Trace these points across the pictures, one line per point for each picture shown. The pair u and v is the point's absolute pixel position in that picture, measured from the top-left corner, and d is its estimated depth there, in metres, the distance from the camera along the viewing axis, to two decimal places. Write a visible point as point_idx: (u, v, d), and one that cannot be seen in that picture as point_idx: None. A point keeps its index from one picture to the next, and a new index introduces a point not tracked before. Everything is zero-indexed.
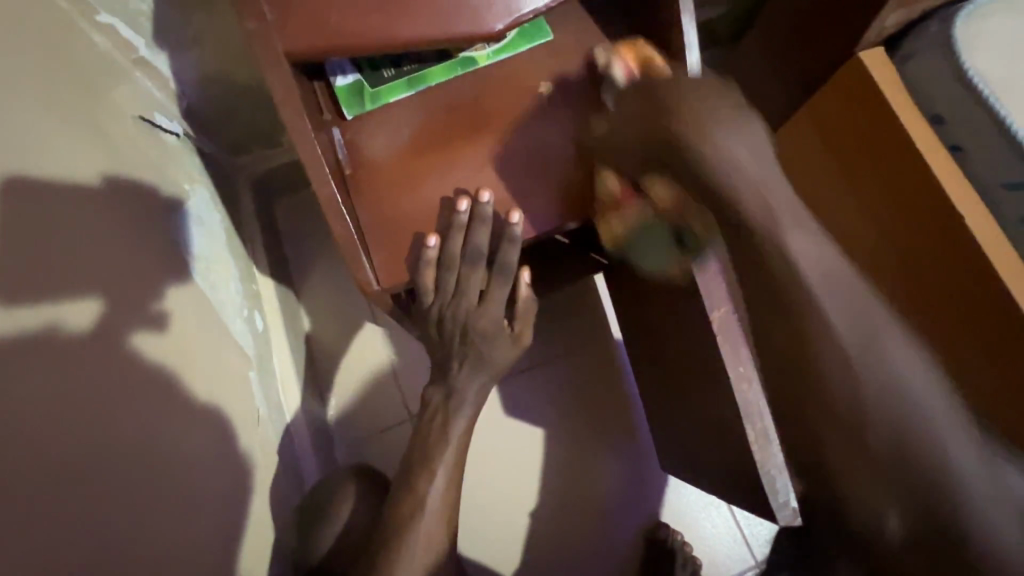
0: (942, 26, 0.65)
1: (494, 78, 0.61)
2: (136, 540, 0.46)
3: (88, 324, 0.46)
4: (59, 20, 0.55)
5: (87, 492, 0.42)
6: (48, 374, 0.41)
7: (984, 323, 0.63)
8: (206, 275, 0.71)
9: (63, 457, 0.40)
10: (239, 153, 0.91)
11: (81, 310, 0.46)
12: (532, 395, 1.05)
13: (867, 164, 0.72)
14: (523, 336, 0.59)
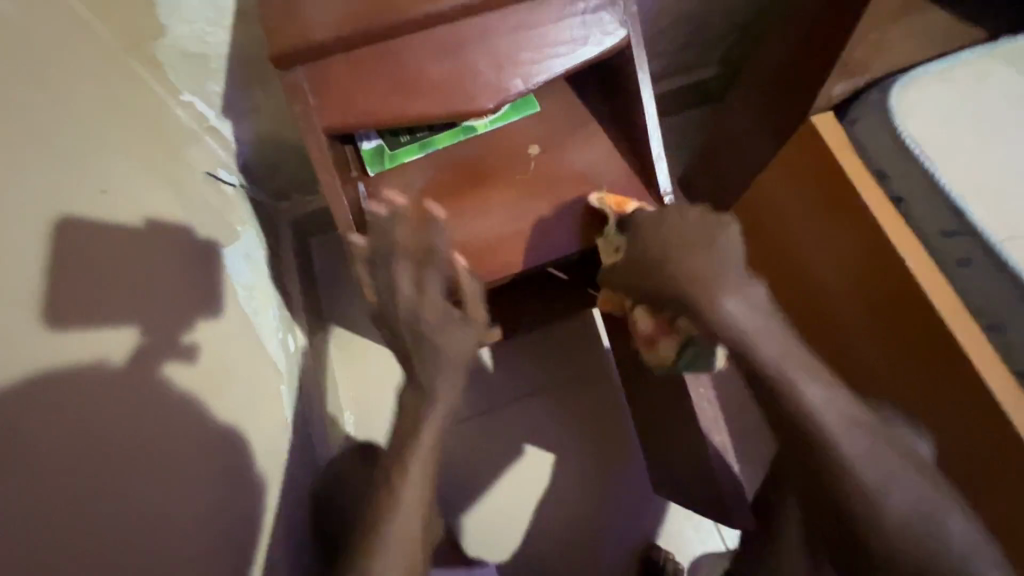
0: (882, 94, 0.75)
1: (491, 142, 0.73)
2: (189, 519, 0.56)
3: (128, 350, 0.52)
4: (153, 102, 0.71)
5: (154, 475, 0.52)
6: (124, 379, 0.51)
7: (940, 368, 0.72)
8: (251, 303, 0.84)
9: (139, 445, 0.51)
10: (280, 198, 1.06)
11: (123, 338, 0.52)
12: (535, 419, 1.13)
13: (836, 218, 0.82)
14: (476, 316, 0.63)
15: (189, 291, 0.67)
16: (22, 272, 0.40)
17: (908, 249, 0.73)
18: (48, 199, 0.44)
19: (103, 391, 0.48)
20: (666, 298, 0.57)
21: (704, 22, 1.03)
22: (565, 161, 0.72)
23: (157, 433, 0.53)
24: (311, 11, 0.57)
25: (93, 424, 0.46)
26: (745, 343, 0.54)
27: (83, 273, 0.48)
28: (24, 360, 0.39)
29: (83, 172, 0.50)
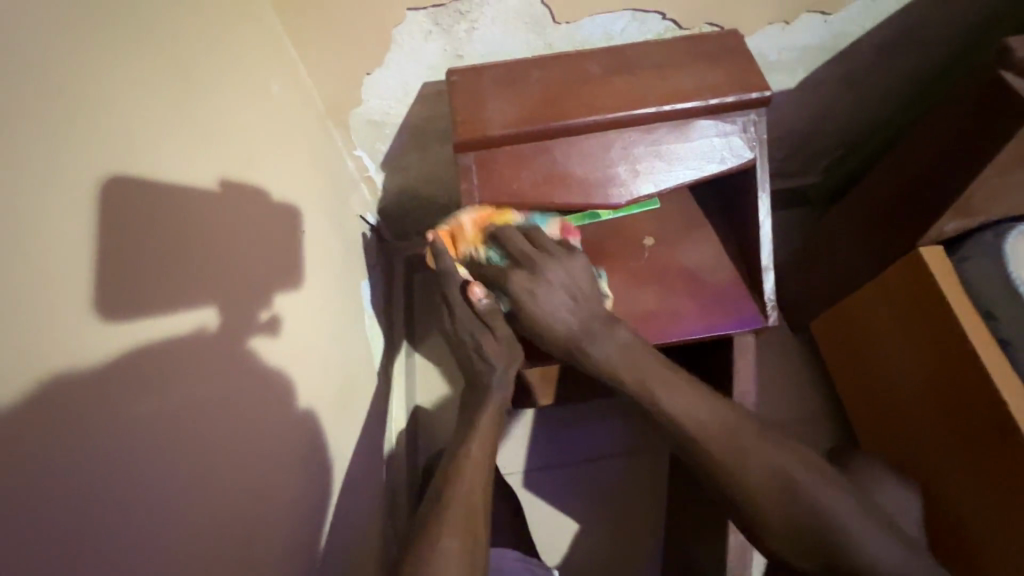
0: (995, 238, 0.78)
1: (611, 229, 0.81)
2: (293, 512, 0.64)
3: (211, 318, 0.52)
4: (330, 151, 0.86)
5: (277, 467, 0.61)
6: (269, 378, 0.61)
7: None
8: (371, 330, 0.99)
9: (272, 439, 0.61)
10: (402, 238, 1.20)
11: (204, 313, 0.51)
12: (567, 487, 1.13)
13: (925, 334, 0.84)
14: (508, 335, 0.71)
15: (326, 320, 0.80)
16: (71, 215, 0.37)
17: (1003, 379, 0.74)
18: (100, 152, 0.40)
19: (251, 385, 0.57)
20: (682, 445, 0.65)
21: (814, 138, 1.10)
22: (676, 256, 0.79)
23: (283, 446, 0.63)
24: (484, 114, 0.70)
25: (248, 435, 0.56)
26: (665, 409, 0.66)
27: (153, 241, 0.45)
28: (98, 344, 0.38)
29: (183, 141, 0.50)
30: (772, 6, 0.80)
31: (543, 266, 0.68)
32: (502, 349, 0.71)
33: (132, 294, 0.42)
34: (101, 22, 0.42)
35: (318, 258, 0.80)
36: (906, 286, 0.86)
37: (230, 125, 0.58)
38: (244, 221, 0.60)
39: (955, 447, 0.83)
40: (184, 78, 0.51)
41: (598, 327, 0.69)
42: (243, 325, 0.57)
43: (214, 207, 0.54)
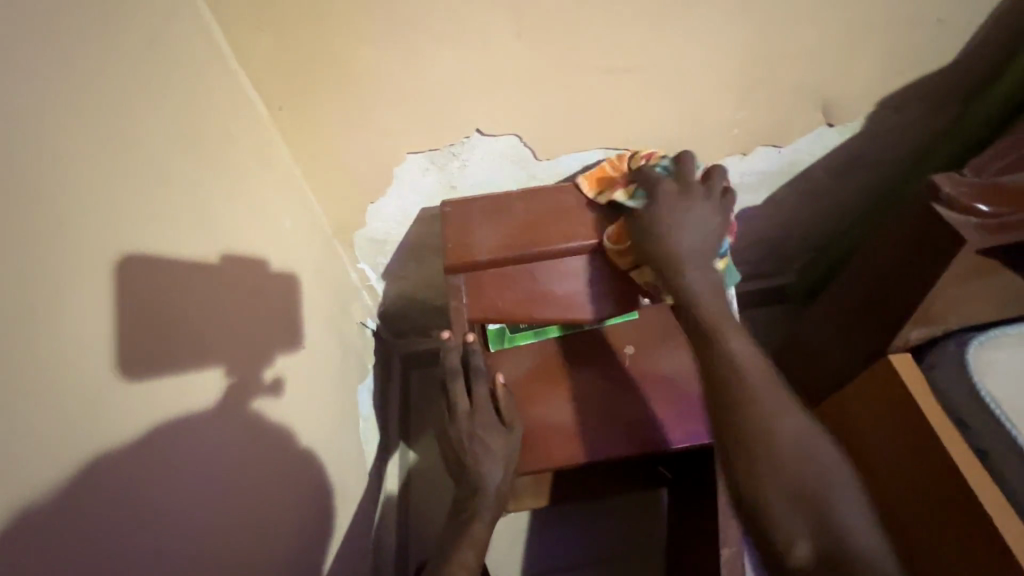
0: (957, 347, 0.82)
1: (593, 338, 0.86)
2: None
3: (199, 389, 0.56)
4: (334, 263, 0.94)
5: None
6: (250, 485, 0.63)
7: None
8: (365, 431, 1.01)
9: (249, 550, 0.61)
10: (400, 337, 1.26)
11: (197, 375, 0.56)
12: None
13: (908, 444, 0.85)
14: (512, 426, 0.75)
15: (322, 431, 0.83)
16: (93, 316, 0.42)
17: (986, 496, 0.73)
18: (121, 234, 0.46)
19: (231, 490, 0.59)
20: (723, 423, 0.59)
21: (784, 244, 1.18)
22: (656, 364, 0.83)
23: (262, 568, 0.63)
24: (473, 241, 0.78)
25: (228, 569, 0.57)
26: (735, 367, 0.59)
27: (157, 311, 0.50)
28: (111, 423, 0.43)
29: (187, 228, 0.55)
30: (728, 143, 0.91)
31: (672, 195, 0.69)
32: (500, 458, 0.73)
33: (129, 365, 0.46)
34: (133, 139, 0.48)
35: (316, 368, 0.84)
36: (886, 394, 0.88)
37: (236, 204, 0.65)
38: (240, 326, 0.65)
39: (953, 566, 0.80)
40: (204, 166, 0.59)
41: (698, 259, 0.66)
42: (229, 436, 0.60)
43: (212, 285, 0.60)
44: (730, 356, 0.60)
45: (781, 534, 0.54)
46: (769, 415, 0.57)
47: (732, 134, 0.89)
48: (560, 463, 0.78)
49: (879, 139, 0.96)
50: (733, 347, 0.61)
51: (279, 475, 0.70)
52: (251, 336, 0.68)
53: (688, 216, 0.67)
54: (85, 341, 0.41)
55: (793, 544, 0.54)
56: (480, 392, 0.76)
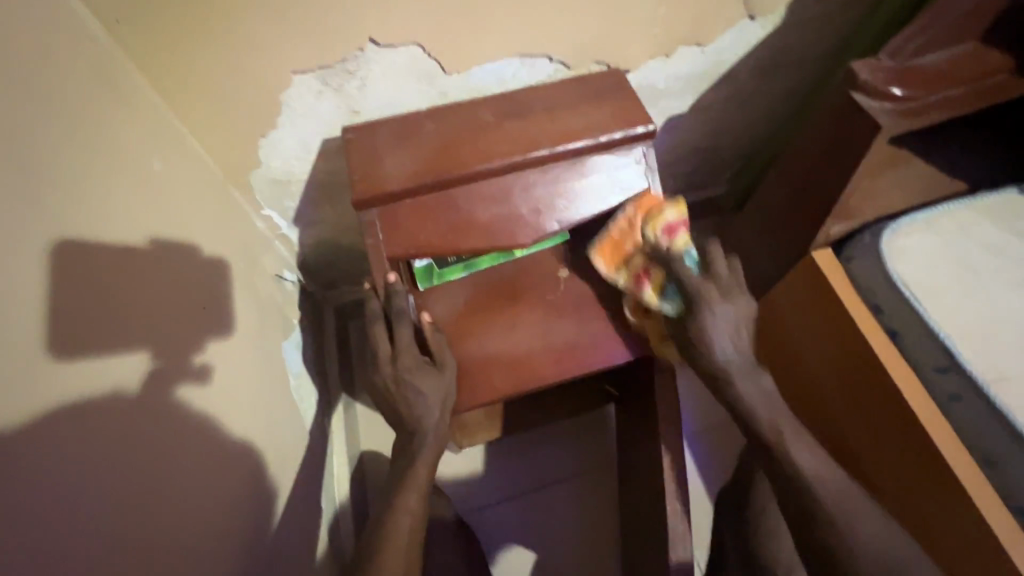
0: (873, 238, 0.85)
1: (525, 265, 0.83)
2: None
3: (133, 379, 0.53)
4: (235, 212, 0.84)
5: (186, 551, 0.56)
6: (175, 457, 0.57)
7: (928, 481, 0.76)
8: (299, 391, 0.95)
9: (180, 523, 0.56)
10: (329, 288, 1.18)
11: (131, 364, 0.53)
12: (519, 519, 1.12)
13: (829, 336, 0.89)
14: (445, 364, 0.73)
15: (250, 396, 0.77)
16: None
17: (896, 373, 0.78)
18: (39, 220, 0.44)
19: (154, 462, 0.54)
20: (698, 365, 0.67)
21: (712, 154, 1.17)
22: (590, 286, 0.81)
23: (202, 552, 0.59)
24: (384, 172, 0.71)
25: (164, 558, 0.53)
26: (705, 341, 0.66)
27: (82, 303, 0.47)
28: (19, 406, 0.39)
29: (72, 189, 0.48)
30: (650, 44, 0.86)
31: (717, 301, 0.66)
32: (434, 395, 0.70)
33: (69, 350, 0.45)
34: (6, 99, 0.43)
35: (234, 332, 0.76)
36: (809, 290, 0.91)
37: (152, 187, 0.62)
38: (143, 285, 0.57)
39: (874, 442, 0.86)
40: (108, 146, 0.55)
41: (738, 316, 0.67)
42: (138, 408, 0.53)
43: (131, 270, 0.56)
44: (728, 378, 0.66)
45: (828, 527, 0.57)
46: (744, 393, 0.65)
47: (654, 34, 0.84)
48: (496, 396, 0.75)
49: (802, 32, 0.93)
50: (706, 325, 0.66)
51: (207, 442, 0.64)
52: (174, 316, 0.62)
53: (740, 338, 0.66)
54: (20, 330, 0.41)
55: (838, 534, 0.56)
56: (403, 336, 0.71)
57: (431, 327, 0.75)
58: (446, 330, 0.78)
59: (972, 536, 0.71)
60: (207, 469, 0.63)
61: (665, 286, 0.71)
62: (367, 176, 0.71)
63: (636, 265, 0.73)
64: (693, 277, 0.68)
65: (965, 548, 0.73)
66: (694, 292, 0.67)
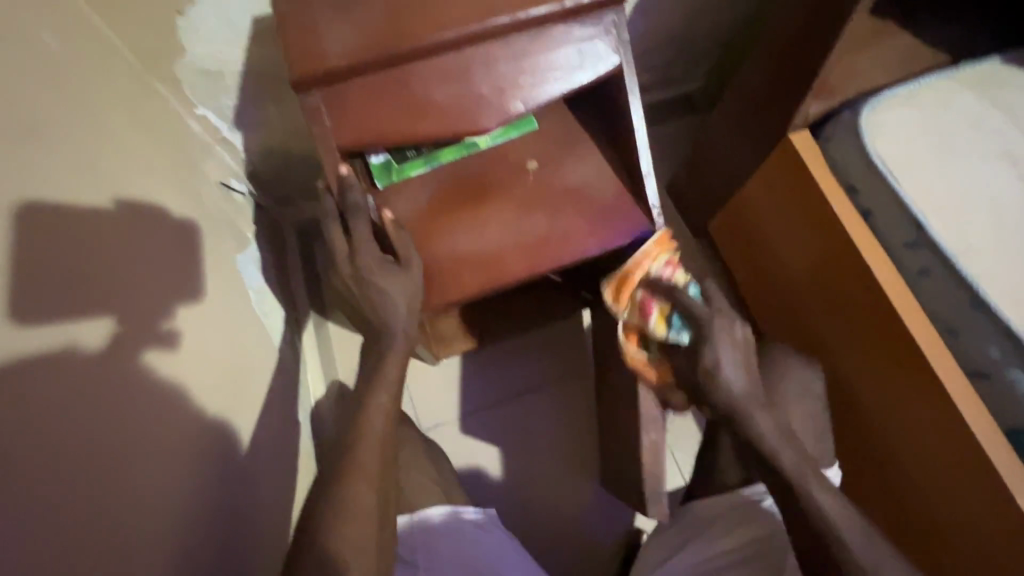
0: (854, 114, 0.81)
1: (492, 157, 0.78)
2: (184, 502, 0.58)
3: (97, 345, 0.51)
4: (163, 109, 0.75)
5: (150, 456, 0.54)
6: (125, 365, 0.54)
7: (887, 354, 0.79)
8: (262, 307, 0.91)
9: (141, 430, 0.54)
10: (285, 204, 1.10)
11: (93, 327, 0.51)
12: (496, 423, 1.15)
13: (802, 221, 0.88)
14: (408, 263, 0.68)
15: (206, 308, 0.72)
16: None
17: (866, 251, 0.79)
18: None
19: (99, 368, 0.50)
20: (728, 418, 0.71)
21: (688, 40, 1.10)
22: (561, 177, 0.77)
23: (172, 462, 0.57)
24: (326, 48, 0.63)
25: (122, 470, 0.50)
26: (733, 411, 0.69)
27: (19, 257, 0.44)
28: None
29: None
30: None
31: (724, 330, 0.70)
32: (398, 295, 0.67)
33: (33, 315, 0.44)
34: None
35: (178, 244, 0.70)
36: (785, 177, 0.89)
37: (93, 145, 0.57)
38: (63, 188, 0.51)
39: (839, 327, 0.87)
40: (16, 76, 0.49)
41: (746, 394, 0.69)
42: (74, 313, 0.49)
43: (74, 217, 0.52)
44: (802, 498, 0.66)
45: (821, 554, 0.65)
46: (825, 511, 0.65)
47: None
48: (465, 293, 0.72)
49: None
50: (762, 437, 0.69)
51: (163, 354, 0.60)
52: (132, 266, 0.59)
53: (735, 345, 0.70)
54: None
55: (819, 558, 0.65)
56: (363, 232, 0.67)
57: (393, 223, 0.70)
58: (411, 227, 0.74)
59: (928, 401, 0.74)
60: (168, 384, 0.60)
61: (670, 317, 0.73)
62: (307, 53, 0.63)
63: (640, 297, 0.75)
64: (699, 305, 0.71)
65: (919, 417, 0.76)
66: (707, 350, 0.69)
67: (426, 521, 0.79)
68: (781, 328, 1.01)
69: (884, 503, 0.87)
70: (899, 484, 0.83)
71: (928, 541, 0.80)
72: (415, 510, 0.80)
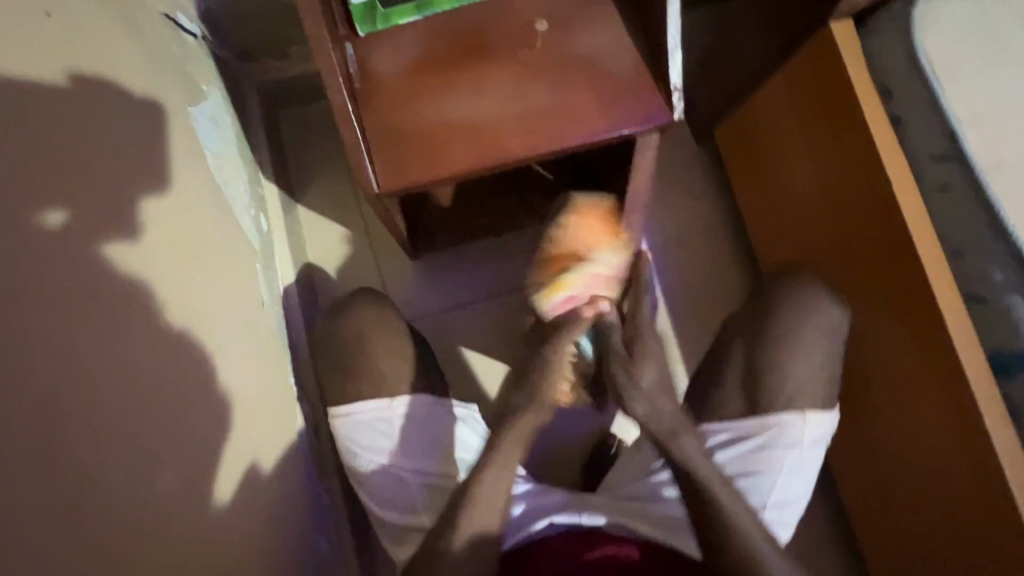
0: (907, 4, 0.72)
1: (495, 12, 0.67)
2: (147, 360, 0.53)
3: (39, 239, 0.44)
4: None
5: (98, 303, 0.48)
6: (54, 201, 0.46)
7: (887, 275, 0.76)
8: (220, 174, 0.79)
9: (81, 276, 0.47)
10: (250, 62, 0.96)
11: (43, 217, 0.45)
12: (474, 324, 1.07)
13: (823, 129, 0.81)
14: (415, 118, 0.64)
15: (150, 158, 0.61)
16: None
17: (890, 162, 0.73)
18: None
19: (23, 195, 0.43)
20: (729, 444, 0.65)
21: None
22: (572, 43, 0.67)
23: (113, 323, 0.50)
24: None
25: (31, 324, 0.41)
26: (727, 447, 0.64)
27: None
28: None
29: None
30: None
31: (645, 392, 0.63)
32: (407, 157, 0.63)
33: None
34: None
35: (110, 67, 0.58)
36: (813, 75, 0.81)
37: (30, 16, 0.48)
38: None
39: (840, 246, 0.84)
40: None
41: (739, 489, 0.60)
42: None
43: None
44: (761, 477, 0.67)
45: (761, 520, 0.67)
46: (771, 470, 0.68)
47: None
48: (453, 170, 0.63)
49: None
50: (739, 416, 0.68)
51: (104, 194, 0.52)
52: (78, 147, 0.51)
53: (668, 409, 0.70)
54: None
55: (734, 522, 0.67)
56: (335, 85, 0.59)
57: (386, 74, 0.64)
58: (396, 89, 0.64)
59: (916, 324, 0.73)
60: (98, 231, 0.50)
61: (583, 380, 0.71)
62: None
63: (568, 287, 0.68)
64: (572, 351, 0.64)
65: (906, 341, 0.75)
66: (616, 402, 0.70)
67: (406, 411, 0.76)
68: (776, 245, 0.97)
69: (851, 424, 0.88)
70: (866, 405, 0.84)
71: (887, 461, 0.83)
72: (394, 398, 0.77)
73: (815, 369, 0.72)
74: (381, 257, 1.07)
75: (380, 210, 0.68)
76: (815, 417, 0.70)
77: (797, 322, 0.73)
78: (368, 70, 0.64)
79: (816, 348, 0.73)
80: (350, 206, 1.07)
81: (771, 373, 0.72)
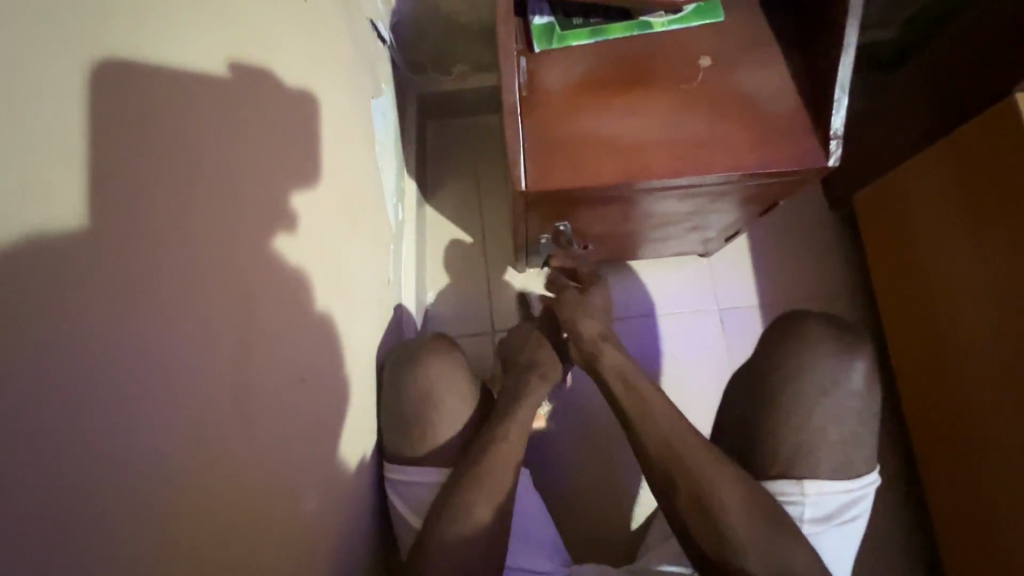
0: None
1: (663, 44, 0.71)
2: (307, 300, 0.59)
3: (260, 178, 0.51)
4: None
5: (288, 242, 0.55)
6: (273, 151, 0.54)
7: None
8: (381, 156, 0.89)
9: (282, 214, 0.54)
10: (416, 72, 1.08)
11: (264, 163, 0.52)
12: None
13: (989, 203, 0.76)
14: (572, 127, 0.68)
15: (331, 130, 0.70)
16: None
17: None
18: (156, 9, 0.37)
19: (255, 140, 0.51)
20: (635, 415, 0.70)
21: None
22: (732, 80, 0.69)
23: (293, 269, 0.56)
24: None
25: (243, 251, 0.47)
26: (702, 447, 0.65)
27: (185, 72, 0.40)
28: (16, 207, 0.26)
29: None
30: None
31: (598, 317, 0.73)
32: (559, 163, 0.67)
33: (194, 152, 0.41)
34: None
35: (327, 64, 0.69)
36: (982, 148, 0.76)
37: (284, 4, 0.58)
38: None
39: (986, 317, 0.78)
40: None
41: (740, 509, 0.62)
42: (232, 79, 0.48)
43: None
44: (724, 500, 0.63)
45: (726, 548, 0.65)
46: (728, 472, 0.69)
47: None
48: (599, 182, 0.66)
49: None
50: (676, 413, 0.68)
51: (300, 152, 0.60)
52: (297, 115, 0.60)
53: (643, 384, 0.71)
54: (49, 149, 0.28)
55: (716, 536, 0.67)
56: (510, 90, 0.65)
57: (552, 88, 0.70)
58: (556, 101, 0.69)
59: None
60: (293, 178, 0.57)
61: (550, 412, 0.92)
62: None
63: None
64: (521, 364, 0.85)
65: None
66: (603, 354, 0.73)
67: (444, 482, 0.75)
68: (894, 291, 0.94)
69: (977, 518, 0.80)
70: (1006, 502, 0.76)
71: (1010, 532, 0.75)
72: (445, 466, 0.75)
73: (822, 428, 0.70)
74: (489, 265, 1.12)
75: (519, 208, 0.73)
76: (816, 485, 0.68)
77: (798, 375, 0.72)
78: (534, 81, 0.70)
79: (817, 404, 0.70)
80: (470, 212, 1.15)
81: (767, 428, 0.71)
